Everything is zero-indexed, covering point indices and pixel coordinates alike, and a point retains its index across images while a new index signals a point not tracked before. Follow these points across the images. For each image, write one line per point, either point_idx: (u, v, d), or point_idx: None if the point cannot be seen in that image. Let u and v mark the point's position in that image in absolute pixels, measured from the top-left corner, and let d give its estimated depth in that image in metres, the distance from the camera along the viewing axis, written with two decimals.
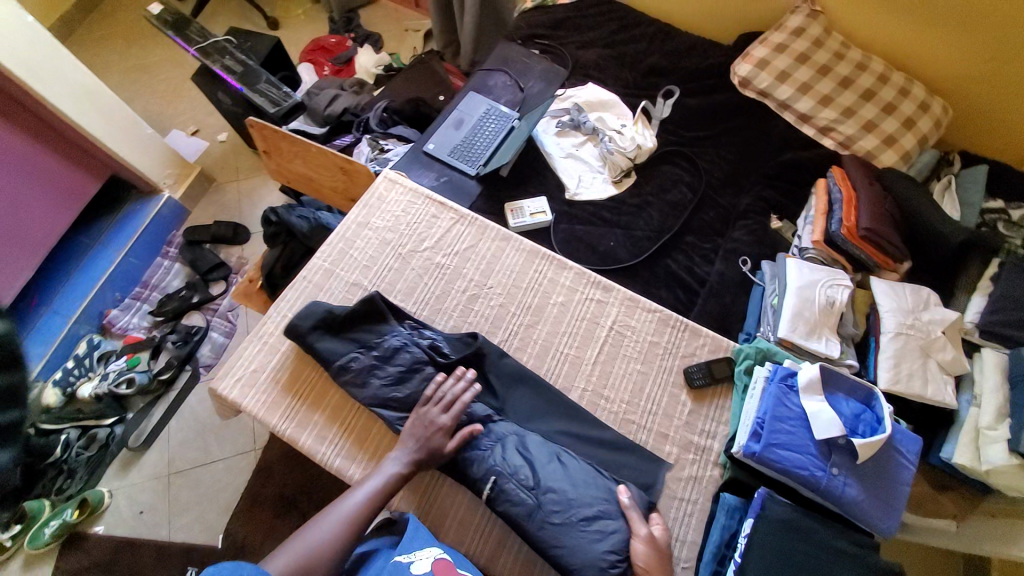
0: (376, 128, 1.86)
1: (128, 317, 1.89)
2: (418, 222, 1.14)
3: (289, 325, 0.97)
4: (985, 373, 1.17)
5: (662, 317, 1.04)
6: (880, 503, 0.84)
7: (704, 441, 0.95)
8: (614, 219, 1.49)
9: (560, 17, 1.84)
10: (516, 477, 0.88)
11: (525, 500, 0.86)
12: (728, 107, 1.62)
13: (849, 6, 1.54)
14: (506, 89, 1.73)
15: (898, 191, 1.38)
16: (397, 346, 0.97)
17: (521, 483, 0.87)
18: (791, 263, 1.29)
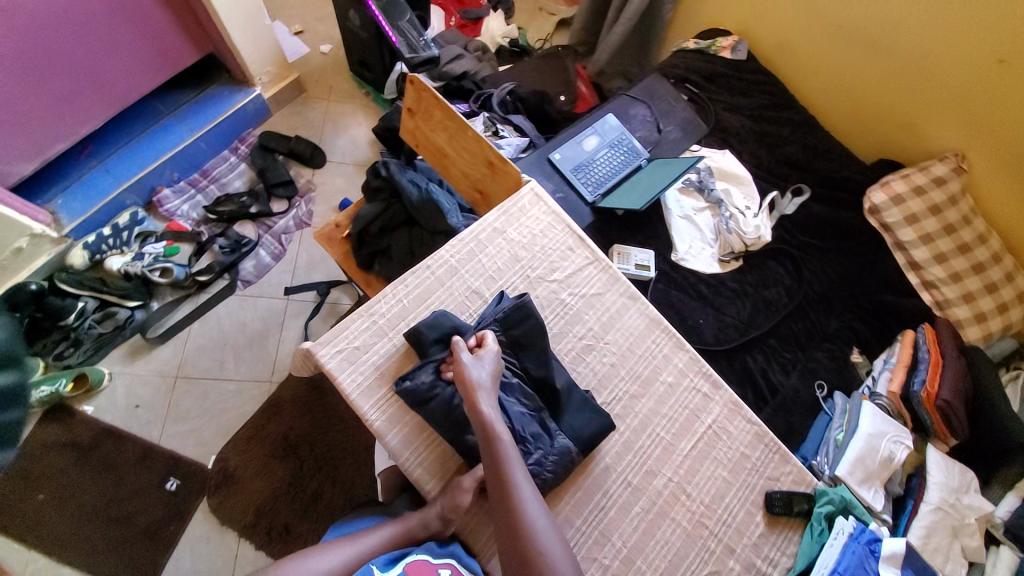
0: (496, 109, 1.77)
1: (179, 203, 1.80)
2: (553, 250, 1.10)
3: (414, 329, 0.92)
4: (998, 568, 1.22)
5: (758, 432, 1.03)
6: None
7: (765, 568, 0.95)
8: (709, 297, 1.47)
9: (717, 70, 1.77)
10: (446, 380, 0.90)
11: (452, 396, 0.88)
12: (850, 226, 1.60)
13: (993, 174, 1.51)
14: (644, 124, 1.67)
15: (979, 372, 1.42)
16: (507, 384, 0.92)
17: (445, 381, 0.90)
18: (868, 407, 1.30)
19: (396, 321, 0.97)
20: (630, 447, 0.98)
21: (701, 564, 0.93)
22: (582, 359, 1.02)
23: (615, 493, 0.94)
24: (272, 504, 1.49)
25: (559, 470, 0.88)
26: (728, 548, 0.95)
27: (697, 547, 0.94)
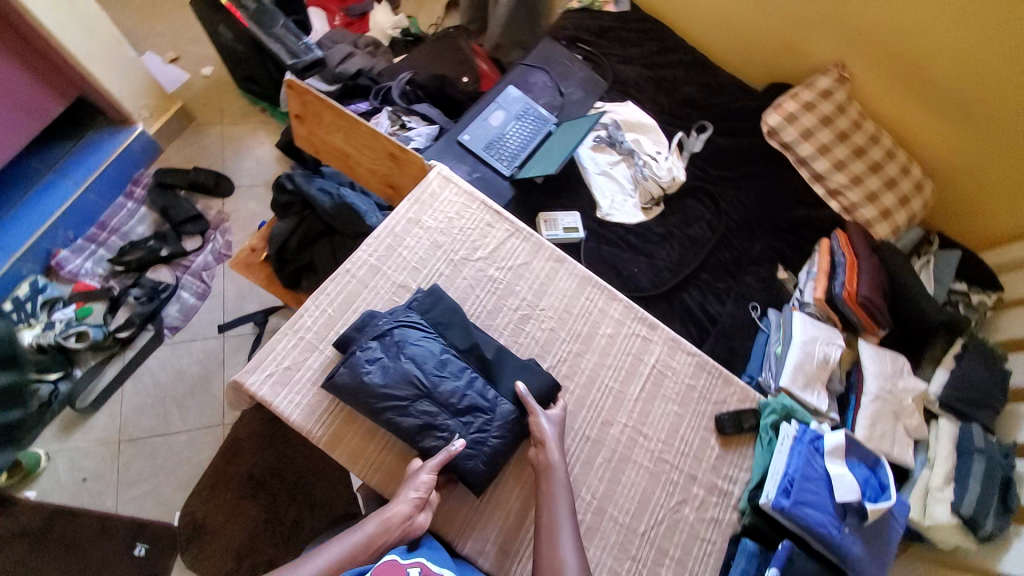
0: (398, 101, 1.73)
1: (80, 262, 1.65)
2: (472, 229, 1.09)
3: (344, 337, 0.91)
4: (940, 439, 1.36)
5: (700, 361, 1.08)
6: (876, 559, 0.93)
7: (727, 486, 1.00)
8: (640, 246, 1.52)
9: (605, 25, 1.81)
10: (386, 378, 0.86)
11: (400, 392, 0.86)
12: (753, 153, 1.69)
13: (872, 78, 1.64)
14: (546, 90, 1.69)
15: (890, 264, 1.53)
16: (443, 359, 0.89)
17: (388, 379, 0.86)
18: (798, 316, 1.39)
19: (323, 332, 0.94)
20: (584, 404, 1.00)
21: (668, 495, 0.97)
22: (522, 330, 1.03)
23: (576, 452, 0.97)
24: (253, 544, 1.42)
25: (506, 435, 0.89)
26: (690, 476, 1.00)
27: (663, 481, 0.98)
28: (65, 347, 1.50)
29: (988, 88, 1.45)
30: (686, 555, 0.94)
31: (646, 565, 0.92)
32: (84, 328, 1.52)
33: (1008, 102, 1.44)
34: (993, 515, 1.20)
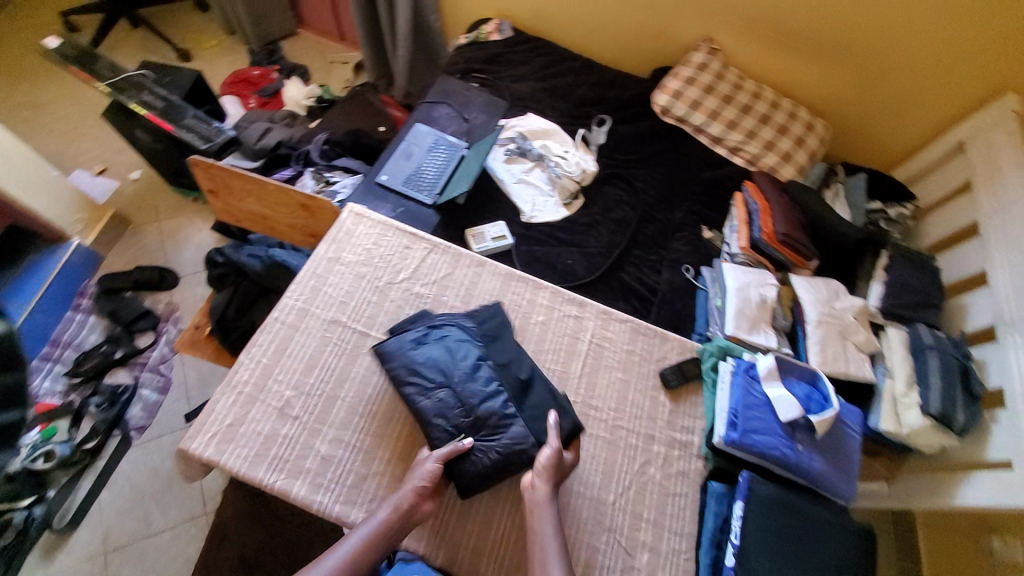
0: (318, 161, 1.79)
1: (38, 382, 1.63)
2: (391, 254, 1.14)
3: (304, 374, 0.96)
4: (892, 348, 1.36)
5: (633, 326, 1.13)
6: (839, 472, 0.96)
7: (686, 437, 1.03)
8: (569, 239, 1.58)
9: (493, 53, 1.95)
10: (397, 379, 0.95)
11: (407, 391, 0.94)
12: (654, 133, 1.81)
13: (739, 44, 1.80)
14: (451, 120, 1.79)
15: (801, 199, 1.60)
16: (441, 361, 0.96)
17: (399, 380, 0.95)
18: (728, 268, 1.45)
19: (261, 381, 0.97)
20: None
21: (630, 459, 1.00)
22: None
23: None
24: None
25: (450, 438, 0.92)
26: (648, 436, 1.02)
27: (622, 447, 1.00)
28: (32, 470, 1.46)
29: (839, 25, 1.62)
30: (661, 512, 0.95)
31: (623, 536, 0.93)
32: (51, 447, 1.48)
33: (860, 31, 1.61)
34: (958, 406, 1.22)
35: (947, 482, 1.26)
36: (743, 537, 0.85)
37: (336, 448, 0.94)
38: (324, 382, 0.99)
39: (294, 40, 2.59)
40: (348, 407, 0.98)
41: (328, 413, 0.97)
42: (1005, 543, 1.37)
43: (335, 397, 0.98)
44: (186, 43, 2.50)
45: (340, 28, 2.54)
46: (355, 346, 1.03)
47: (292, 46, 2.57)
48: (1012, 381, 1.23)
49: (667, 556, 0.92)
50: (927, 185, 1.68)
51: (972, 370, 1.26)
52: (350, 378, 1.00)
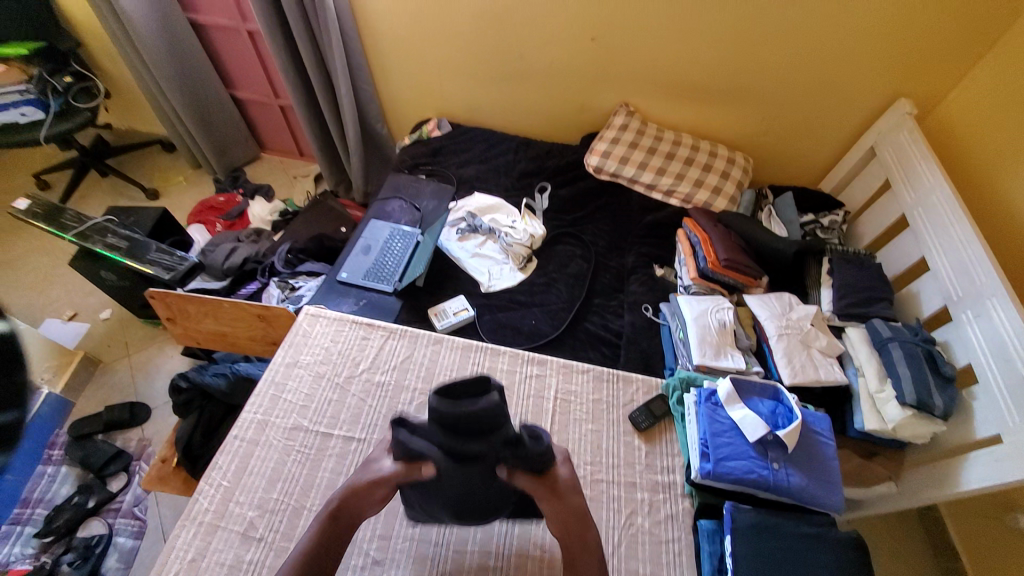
0: (283, 271, 1.86)
1: (7, 549, 1.52)
2: (349, 348, 1.19)
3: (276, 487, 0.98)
4: (855, 346, 1.38)
5: (596, 374, 1.18)
6: (822, 483, 0.96)
7: (667, 478, 1.05)
8: (530, 300, 1.64)
9: (437, 145, 2.11)
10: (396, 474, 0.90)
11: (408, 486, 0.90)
12: (592, 190, 1.94)
13: (652, 103, 1.96)
14: (404, 211, 1.88)
15: (737, 225, 1.70)
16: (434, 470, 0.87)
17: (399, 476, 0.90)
18: (682, 300, 1.50)
19: (222, 506, 0.96)
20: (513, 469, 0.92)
21: (607, 509, 1.00)
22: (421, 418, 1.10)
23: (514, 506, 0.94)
24: None
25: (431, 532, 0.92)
26: (629, 484, 1.04)
27: (605, 501, 1.01)
28: None
29: (738, 75, 1.80)
30: (655, 562, 0.95)
31: None
32: None
33: (755, 78, 1.79)
34: (932, 391, 1.20)
35: (947, 470, 1.20)
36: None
37: None
38: (288, 494, 0.98)
39: (257, 163, 2.79)
40: (314, 517, 0.96)
41: (294, 528, 0.94)
42: None
43: (301, 508, 0.97)
44: (154, 182, 2.67)
45: (298, 146, 2.76)
46: (318, 450, 1.04)
47: (255, 169, 2.77)
48: (981, 357, 1.21)
49: None
50: (853, 190, 1.81)
51: (938, 353, 1.26)
52: (316, 485, 0.99)
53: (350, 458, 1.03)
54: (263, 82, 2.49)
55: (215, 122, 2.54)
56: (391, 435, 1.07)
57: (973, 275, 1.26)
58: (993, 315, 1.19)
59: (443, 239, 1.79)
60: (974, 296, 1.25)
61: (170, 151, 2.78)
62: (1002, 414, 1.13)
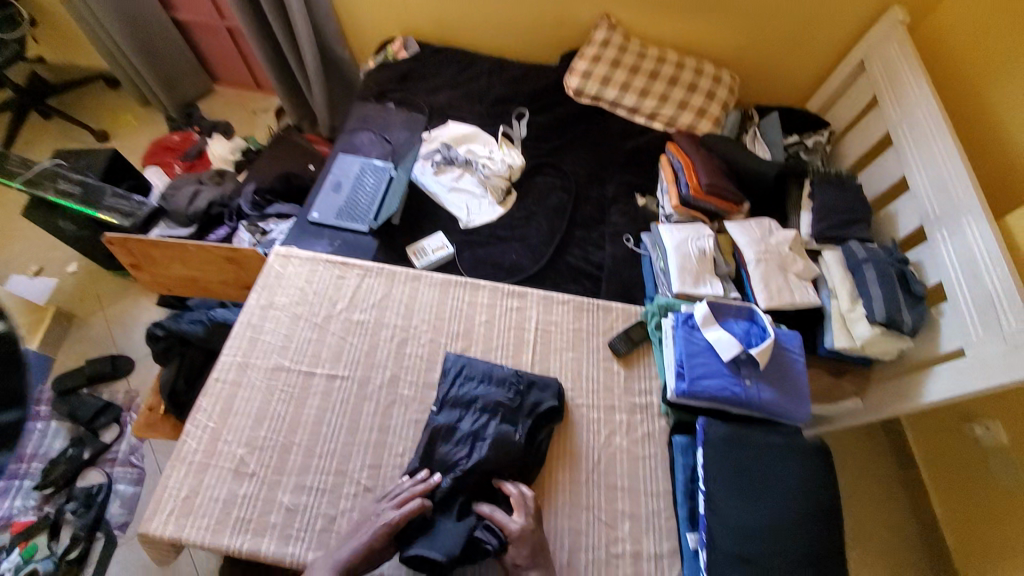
0: (251, 213, 1.79)
1: (9, 503, 1.56)
2: (325, 288, 1.16)
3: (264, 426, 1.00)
4: (831, 269, 1.41)
5: (576, 304, 1.19)
6: (790, 396, 1.01)
7: (645, 399, 1.09)
8: (510, 235, 1.60)
9: (404, 70, 1.94)
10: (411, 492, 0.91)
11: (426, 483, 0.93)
12: (573, 115, 1.84)
13: (635, 14, 1.80)
14: (374, 144, 1.76)
15: (720, 149, 1.64)
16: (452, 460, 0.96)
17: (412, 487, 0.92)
18: (662, 229, 1.48)
19: (211, 446, 0.98)
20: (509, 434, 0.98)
21: (586, 427, 1.05)
22: (403, 354, 1.10)
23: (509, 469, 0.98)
24: None
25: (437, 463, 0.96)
26: (609, 407, 1.08)
27: (585, 424, 1.06)
28: None
29: None
30: (633, 476, 1.01)
31: (602, 509, 0.98)
32: (34, 565, 1.45)
33: None
34: (901, 309, 1.25)
35: (910, 383, 1.28)
36: (708, 483, 0.92)
37: (298, 494, 0.95)
38: (276, 432, 1.00)
39: (211, 98, 2.56)
40: (304, 451, 0.98)
41: (284, 463, 0.97)
42: (989, 428, 1.41)
43: (290, 444, 0.99)
44: (100, 122, 2.45)
45: (253, 77, 2.52)
46: (302, 389, 1.04)
47: (210, 105, 2.54)
48: (950, 273, 1.25)
49: (647, 517, 0.98)
50: (839, 109, 1.74)
51: (909, 272, 1.29)
52: (302, 422, 1.01)
53: (334, 395, 1.04)
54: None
55: (158, 52, 2.28)
56: (375, 372, 1.07)
57: (952, 193, 1.26)
58: (967, 232, 1.21)
59: (417, 173, 1.71)
60: (950, 214, 1.26)
61: (115, 88, 2.53)
62: (965, 329, 1.19)
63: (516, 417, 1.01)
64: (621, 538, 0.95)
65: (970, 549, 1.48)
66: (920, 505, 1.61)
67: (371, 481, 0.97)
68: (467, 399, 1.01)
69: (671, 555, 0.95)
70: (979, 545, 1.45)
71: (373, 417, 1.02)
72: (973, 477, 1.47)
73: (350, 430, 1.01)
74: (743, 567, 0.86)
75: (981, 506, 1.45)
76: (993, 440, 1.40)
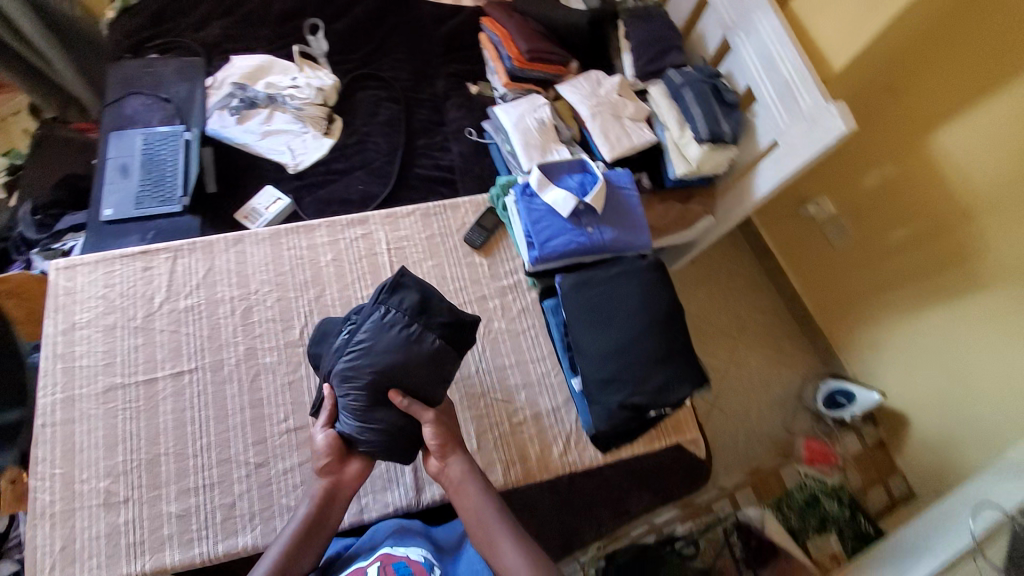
0: (40, 237, 1.47)
1: None
2: (131, 286, 1.01)
3: (121, 450, 0.90)
4: (657, 103, 1.44)
5: (422, 213, 1.13)
6: (631, 229, 1.06)
7: (513, 280, 1.10)
8: (349, 165, 1.46)
9: (154, 7, 1.56)
10: (348, 417, 0.89)
11: (351, 413, 0.89)
12: (376, 15, 1.62)
13: None
14: (150, 108, 1.44)
15: (534, 10, 1.55)
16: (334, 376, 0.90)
17: (346, 417, 0.89)
18: (498, 110, 1.43)
19: (68, 492, 0.88)
20: (396, 346, 0.89)
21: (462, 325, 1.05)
22: (251, 324, 1.01)
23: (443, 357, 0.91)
24: None
25: (360, 416, 0.89)
26: (481, 298, 1.08)
27: None
28: None
29: None
30: (519, 351, 1.04)
31: (498, 389, 1.01)
32: None
33: None
34: (720, 122, 1.33)
35: (746, 186, 1.41)
36: (576, 331, 0.98)
37: (185, 499, 0.89)
38: (135, 451, 0.90)
39: None
40: (174, 457, 0.91)
41: (156, 476, 0.89)
42: (820, 203, 1.62)
43: (156, 456, 0.90)
44: None
45: None
46: (148, 399, 0.94)
47: None
48: (753, 74, 1.32)
49: (539, 381, 1.03)
50: None
51: (721, 85, 1.36)
52: (162, 430, 0.92)
53: (188, 390, 0.95)
54: None
55: None
56: (224, 353, 0.98)
57: None
58: (759, 29, 1.27)
59: (216, 128, 1.45)
60: (744, 17, 1.31)
61: None
62: (774, 120, 1.29)
63: (404, 332, 0.89)
64: (520, 408, 1.00)
65: (826, 307, 1.72)
66: (785, 287, 1.84)
67: (261, 455, 0.93)
68: (339, 374, 0.90)
69: (566, 403, 1.01)
70: (836, 303, 1.69)
71: (238, 397, 0.95)
72: (814, 248, 1.70)
73: (220, 417, 0.94)
74: (608, 387, 0.93)
75: (829, 273, 1.68)
76: (825, 213, 1.61)
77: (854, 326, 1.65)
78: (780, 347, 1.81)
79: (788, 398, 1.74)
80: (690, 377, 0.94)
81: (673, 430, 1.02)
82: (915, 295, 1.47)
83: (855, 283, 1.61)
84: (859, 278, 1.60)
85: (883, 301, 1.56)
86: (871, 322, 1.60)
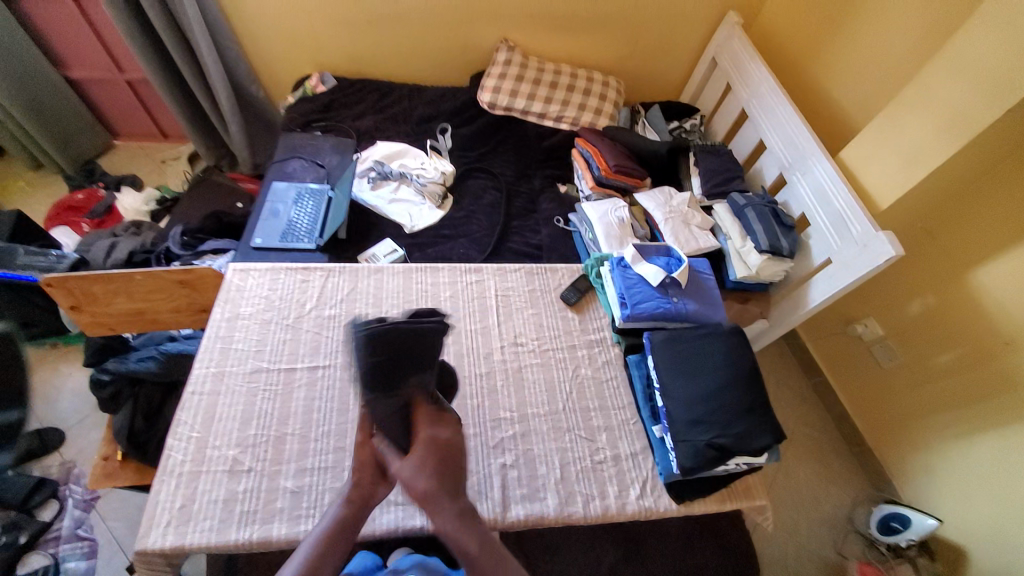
0: (182, 253, 1.73)
1: None
2: (290, 293, 1.25)
3: (255, 423, 1.05)
4: (721, 217, 1.70)
5: (526, 271, 1.36)
6: (709, 303, 1.24)
7: (600, 335, 1.28)
8: (455, 233, 1.74)
9: (326, 100, 2.03)
10: None
11: None
12: (491, 126, 2.04)
13: (530, 37, 2.06)
14: (308, 169, 1.81)
15: (620, 137, 1.93)
16: None
17: None
18: (586, 205, 1.72)
19: (199, 453, 1.00)
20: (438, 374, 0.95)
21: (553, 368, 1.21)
22: None
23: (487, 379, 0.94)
24: None
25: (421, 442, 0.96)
26: (571, 346, 1.25)
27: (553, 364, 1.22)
28: None
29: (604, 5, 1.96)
30: (603, 397, 1.18)
31: (582, 428, 1.13)
32: None
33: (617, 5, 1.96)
34: (779, 238, 1.56)
35: (800, 295, 1.58)
36: (662, 383, 1.10)
37: (300, 478, 1.00)
38: (266, 427, 1.05)
39: (113, 154, 2.44)
40: (298, 438, 1.04)
41: (280, 452, 1.02)
42: (867, 325, 1.77)
43: (283, 435, 1.05)
44: None
45: (159, 127, 2.44)
46: (285, 385, 1.11)
47: (116, 162, 2.41)
48: (808, 205, 1.58)
49: (620, 426, 1.14)
50: (705, 97, 2.13)
51: (779, 209, 1.62)
52: (293, 413, 1.07)
53: (319, 384, 1.12)
54: (100, 53, 2.12)
55: (51, 111, 2.15)
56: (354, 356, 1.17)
57: (798, 144, 1.62)
58: (812, 170, 1.56)
59: (355, 190, 1.79)
60: (800, 160, 1.61)
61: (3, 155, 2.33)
62: (826, 242, 1.51)
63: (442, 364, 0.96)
64: (601, 447, 1.11)
65: (875, 426, 1.79)
66: (833, 402, 1.93)
67: None
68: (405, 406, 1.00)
69: (644, 450, 1.12)
70: (889, 422, 1.74)
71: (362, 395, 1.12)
72: (862, 367, 1.81)
73: (341, 410, 1.09)
74: (697, 427, 1.03)
75: (878, 392, 1.77)
76: (872, 334, 1.75)
77: (905, 448, 1.69)
78: (829, 461, 1.85)
79: (840, 516, 1.74)
80: (772, 430, 1.03)
81: (744, 496, 1.10)
82: (967, 423, 1.51)
83: (908, 405, 1.67)
84: (910, 401, 1.67)
85: (937, 425, 1.59)
86: (926, 446, 1.62)
